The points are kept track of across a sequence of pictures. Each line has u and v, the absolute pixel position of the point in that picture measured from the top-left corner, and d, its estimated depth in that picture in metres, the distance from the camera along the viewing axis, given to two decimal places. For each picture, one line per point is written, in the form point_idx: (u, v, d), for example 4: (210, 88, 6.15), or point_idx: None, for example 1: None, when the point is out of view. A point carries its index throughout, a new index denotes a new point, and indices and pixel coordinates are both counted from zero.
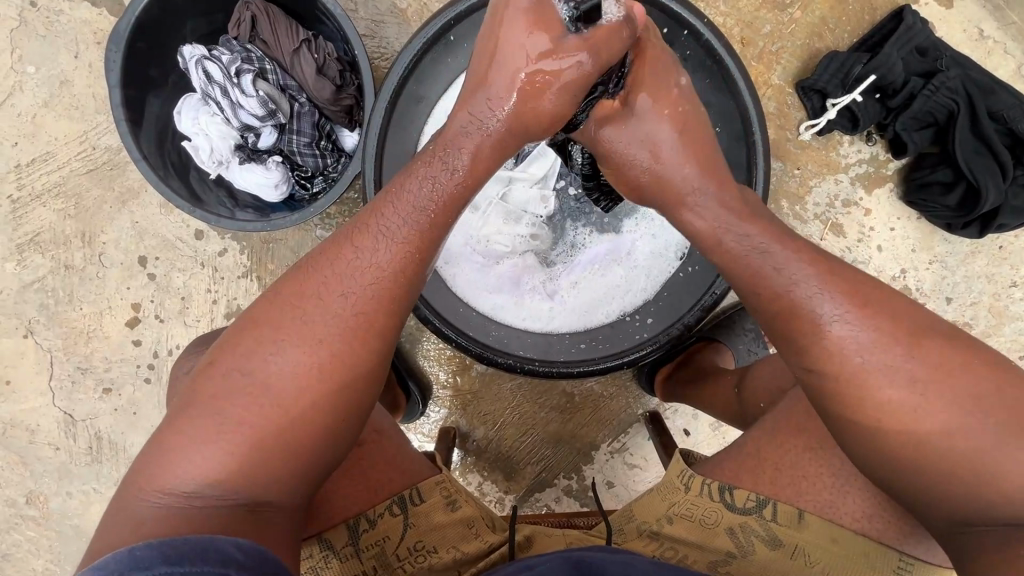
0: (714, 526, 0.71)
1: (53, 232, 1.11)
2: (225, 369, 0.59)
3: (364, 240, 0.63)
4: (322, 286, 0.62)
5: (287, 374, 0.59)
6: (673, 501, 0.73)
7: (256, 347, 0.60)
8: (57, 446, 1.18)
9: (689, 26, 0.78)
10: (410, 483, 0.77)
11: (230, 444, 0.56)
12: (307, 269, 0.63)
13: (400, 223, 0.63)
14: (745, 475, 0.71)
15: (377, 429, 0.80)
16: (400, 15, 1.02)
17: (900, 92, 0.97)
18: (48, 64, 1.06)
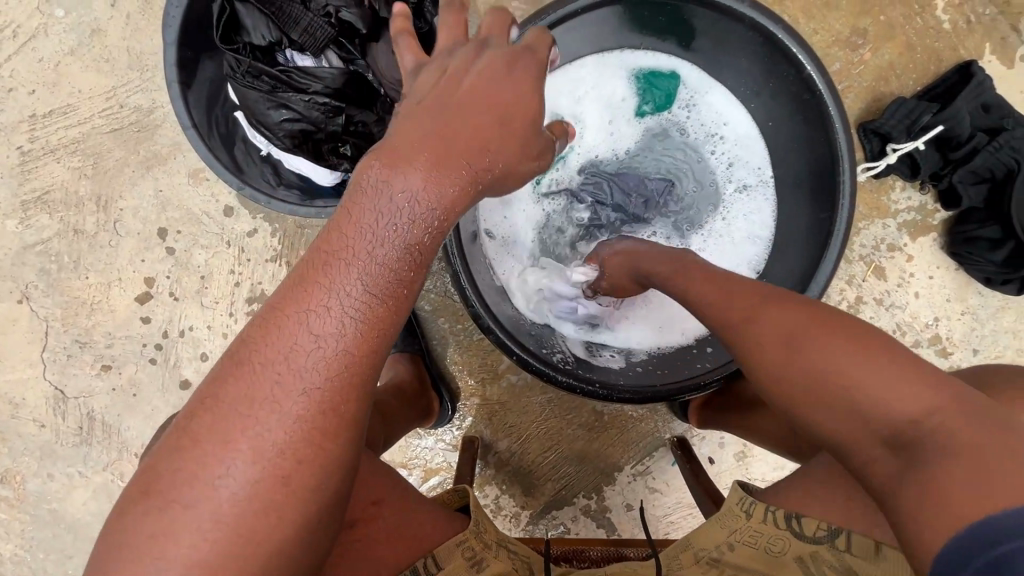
0: (782, 556, 0.67)
1: (64, 192, 1.02)
2: (167, 487, 0.43)
3: (336, 293, 0.47)
4: (287, 358, 0.45)
5: (244, 483, 0.43)
6: (734, 528, 0.71)
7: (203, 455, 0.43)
8: (42, 424, 1.08)
9: (793, 60, 0.77)
10: (421, 551, 0.65)
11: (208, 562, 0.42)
12: (262, 335, 0.46)
13: (347, 274, 0.47)
14: (811, 504, 0.69)
15: (374, 501, 0.70)
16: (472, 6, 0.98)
17: (964, 145, 0.98)
18: (80, 9, 0.97)
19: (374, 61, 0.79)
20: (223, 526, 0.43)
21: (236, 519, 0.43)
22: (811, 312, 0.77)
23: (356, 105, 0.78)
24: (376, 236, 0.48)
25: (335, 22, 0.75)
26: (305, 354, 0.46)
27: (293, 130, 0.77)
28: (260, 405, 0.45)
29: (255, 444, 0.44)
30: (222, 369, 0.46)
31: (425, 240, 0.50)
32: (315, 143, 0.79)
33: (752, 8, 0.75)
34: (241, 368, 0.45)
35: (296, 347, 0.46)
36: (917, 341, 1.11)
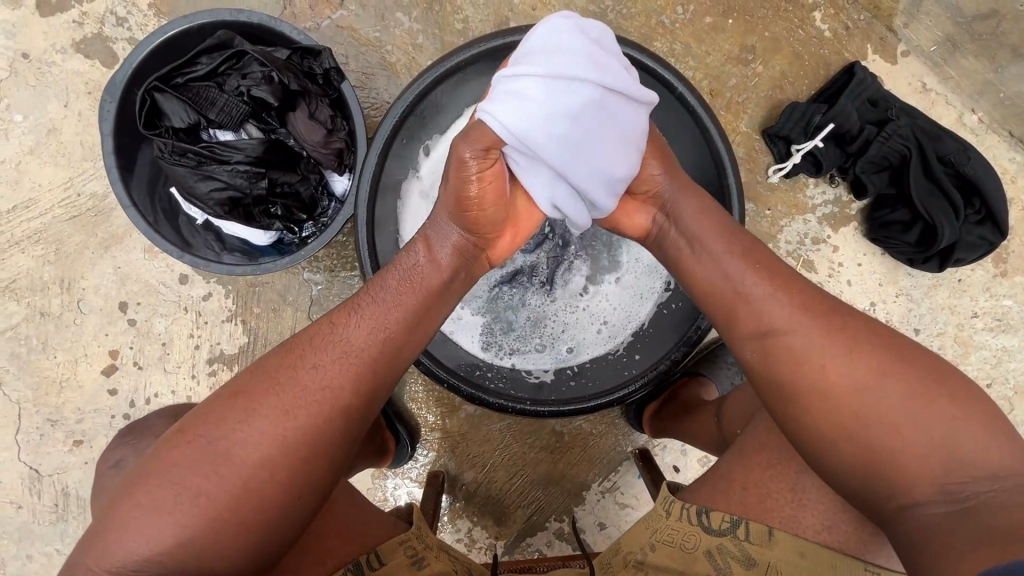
0: (694, 551, 0.70)
1: (30, 279, 1.09)
2: (199, 444, 0.61)
3: (343, 319, 0.69)
4: (299, 359, 0.66)
5: (252, 447, 0.61)
6: (656, 527, 0.72)
7: (225, 420, 0.62)
8: (19, 505, 1.11)
9: (665, 81, 0.87)
10: (366, 549, 0.73)
11: (208, 500, 0.59)
12: (289, 345, 0.68)
13: (357, 310, 0.70)
14: (715, 495, 0.72)
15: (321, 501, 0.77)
16: (389, 68, 1.07)
17: (857, 139, 1.04)
18: (36, 112, 1.07)
19: (292, 128, 0.86)
20: (220, 478, 0.59)
21: (239, 475, 0.60)
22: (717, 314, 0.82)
23: (279, 169, 0.86)
24: (385, 287, 0.72)
25: (248, 99, 0.83)
26: (316, 371, 0.65)
27: (222, 198, 0.84)
28: (275, 398, 0.63)
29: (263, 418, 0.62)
30: (255, 371, 0.66)
31: (413, 289, 0.72)
32: (245, 208, 0.86)
33: (617, 41, 0.86)
34: (270, 367, 0.66)
35: (311, 358, 0.66)
36: None
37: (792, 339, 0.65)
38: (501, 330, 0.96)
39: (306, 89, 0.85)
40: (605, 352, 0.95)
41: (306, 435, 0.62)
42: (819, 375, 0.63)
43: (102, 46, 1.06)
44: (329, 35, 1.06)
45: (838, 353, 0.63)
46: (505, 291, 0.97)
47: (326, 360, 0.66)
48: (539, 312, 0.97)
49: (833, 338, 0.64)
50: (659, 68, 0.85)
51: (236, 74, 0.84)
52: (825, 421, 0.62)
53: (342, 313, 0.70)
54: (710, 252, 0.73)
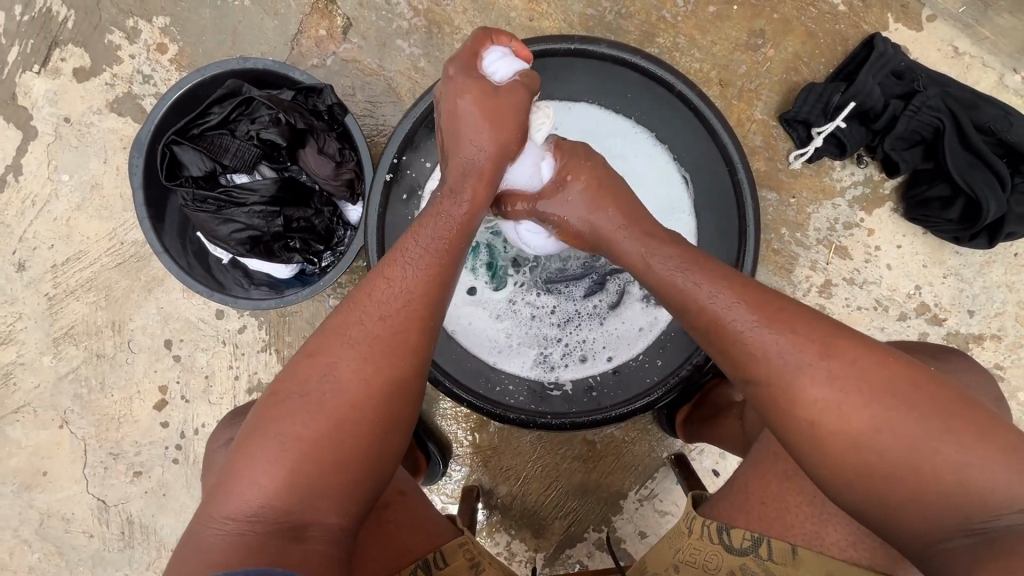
0: (716, 571, 0.67)
1: (85, 324, 1.17)
2: (280, 408, 0.63)
3: (396, 264, 0.69)
4: (365, 308, 0.67)
5: (337, 388, 0.63)
6: (678, 547, 0.69)
7: (314, 365, 0.64)
8: (90, 534, 1.20)
9: (663, 83, 0.86)
10: (433, 547, 0.75)
11: (307, 445, 0.61)
12: (354, 300, 0.68)
13: (419, 255, 0.70)
14: (738, 512, 0.69)
15: (400, 491, 0.81)
16: (394, 94, 1.09)
17: (883, 115, 0.98)
18: (80, 171, 1.16)
19: (303, 164, 0.90)
20: (317, 424, 0.62)
21: (335, 419, 0.62)
22: None
23: (293, 205, 0.90)
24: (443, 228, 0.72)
25: (259, 142, 0.87)
26: (386, 314, 0.66)
27: (243, 238, 0.88)
28: (331, 356, 0.64)
29: (338, 362, 0.64)
30: (327, 329, 0.66)
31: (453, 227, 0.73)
32: (266, 245, 0.90)
33: (610, 47, 0.84)
34: (345, 318, 0.67)
35: (375, 307, 0.67)
36: (903, 312, 1.08)
37: (836, 431, 0.57)
38: (549, 348, 0.94)
39: (313, 126, 0.89)
40: (627, 359, 0.93)
41: (393, 383, 0.65)
42: (893, 465, 0.55)
43: (132, 104, 1.14)
44: (335, 70, 1.10)
45: (917, 433, 0.54)
46: (542, 309, 0.95)
47: (376, 307, 0.67)
48: (563, 324, 0.95)
49: (901, 417, 0.55)
50: (658, 68, 0.84)
51: (246, 119, 0.88)
52: (914, 507, 0.54)
53: (395, 260, 0.70)
54: (687, 290, 0.66)
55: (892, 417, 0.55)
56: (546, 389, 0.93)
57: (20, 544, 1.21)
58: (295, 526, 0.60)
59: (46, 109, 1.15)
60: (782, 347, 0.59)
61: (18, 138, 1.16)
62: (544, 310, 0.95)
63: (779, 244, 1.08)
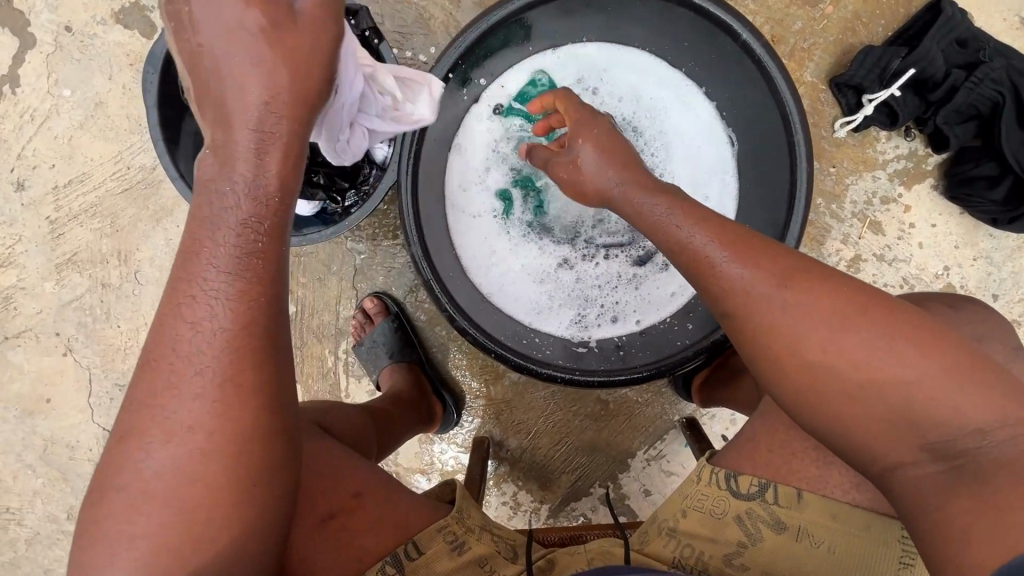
0: (722, 516, 0.70)
1: (90, 251, 1.13)
2: (115, 500, 0.50)
3: (197, 301, 0.51)
4: (181, 361, 0.51)
5: (167, 462, 0.50)
6: (686, 494, 0.71)
7: (131, 446, 0.50)
8: (96, 462, 1.20)
9: (730, 32, 0.78)
10: (405, 535, 0.69)
11: (163, 531, 0.50)
12: (158, 353, 0.51)
13: (216, 291, 0.51)
14: (747, 462, 0.71)
15: (355, 492, 0.71)
16: (426, 26, 1.02)
17: (941, 85, 0.94)
18: (83, 87, 1.08)
19: None
20: (167, 514, 0.50)
21: (189, 476, 0.50)
22: None
23: None
24: (216, 254, 0.52)
25: None
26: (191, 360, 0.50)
27: None
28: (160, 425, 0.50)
29: (170, 434, 0.50)
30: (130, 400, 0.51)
31: (265, 213, 0.52)
32: None
33: None
34: (155, 370, 0.51)
35: (179, 357, 0.50)
36: (928, 293, 1.07)
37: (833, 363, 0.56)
38: (585, 308, 0.93)
39: None
40: (655, 323, 0.92)
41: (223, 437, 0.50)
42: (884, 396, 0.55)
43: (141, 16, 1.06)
44: None
45: (897, 359, 0.55)
46: (585, 272, 0.94)
47: (213, 348, 0.51)
48: (601, 286, 0.93)
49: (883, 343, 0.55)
50: (724, 13, 0.75)
51: None
52: (896, 436, 0.56)
53: (176, 292, 0.52)
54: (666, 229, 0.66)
55: (880, 351, 0.55)
56: (571, 344, 0.92)
57: (24, 469, 1.21)
58: None
59: (45, 15, 1.07)
60: (759, 289, 0.59)
61: (15, 46, 1.07)
62: (582, 271, 0.93)
63: (813, 215, 1.06)
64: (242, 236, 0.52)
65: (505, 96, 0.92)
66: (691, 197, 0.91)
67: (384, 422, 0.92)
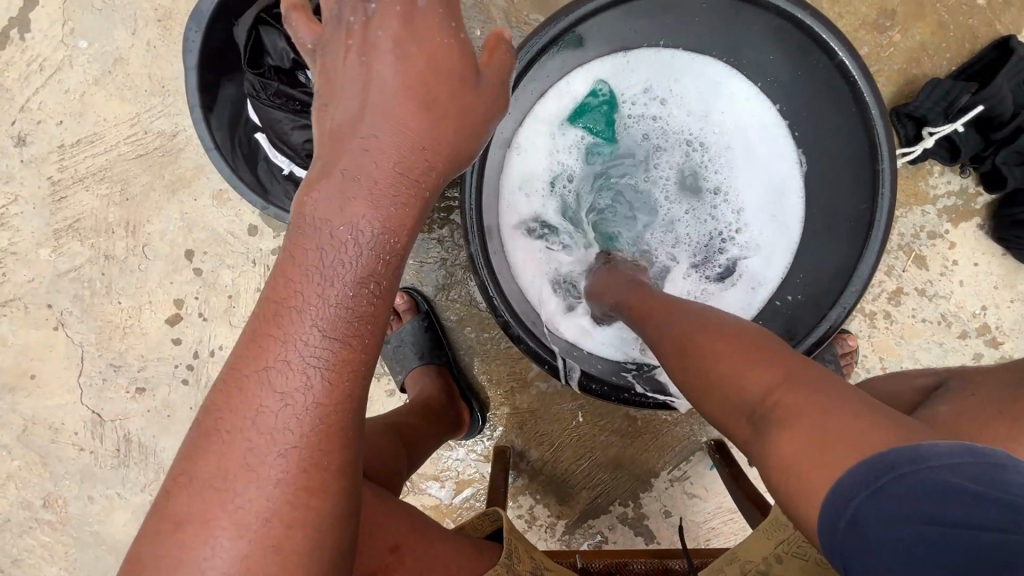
0: (831, 564, 0.67)
1: (94, 219, 1.04)
2: (163, 562, 0.44)
3: (292, 342, 0.47)
4: (257, 405, 0.46)
5: (230, 527, 0.44)
6: (783, 540, 0.71)
7: (195, 502, 0.45)
8: (81, 448, 1.10)
9: (829, 52, 0.73)
10: None
11: None
12: (230, 396, 0.47)
13: (311, 327, 0.47)
14: None
15: (394, 547, 0.62)
16: (485, 11, 0.96)
17: (1008, 125, 0.93)
18: (102, 40, 0.99)
19: None
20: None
21: (258, 544, 0.44)
22: (851, 310, 0.73)
23: None
24: (327, 290, 0.48)
25: None
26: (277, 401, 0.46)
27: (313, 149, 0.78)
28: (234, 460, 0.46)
29: (242, 493, 0.45)
30: (199, 443, 0.46)
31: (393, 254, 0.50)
32: None
33: None
34: (223, 413, 0.46)
35: (262, 399, 0.46)
36: (965, 331, 1.06)
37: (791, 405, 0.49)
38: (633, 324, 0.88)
39: None
40: None
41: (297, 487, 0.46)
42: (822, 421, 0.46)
43: None
44: None
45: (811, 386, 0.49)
46: None
47: (310, 384, 0.47)
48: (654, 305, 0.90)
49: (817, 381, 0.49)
50: (824, 29, 0.71)
51: None
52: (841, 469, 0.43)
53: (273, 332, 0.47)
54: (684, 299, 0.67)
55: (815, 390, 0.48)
56: (623, 369, 0.85)
57: None
58: None
59: None
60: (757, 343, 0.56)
61: None
62: None
63: None
64: (358, 271, 0.49)
65: (571, 97, 0.87)
66: (757, 216, 0.90)
67: (410, 442, 0.83)
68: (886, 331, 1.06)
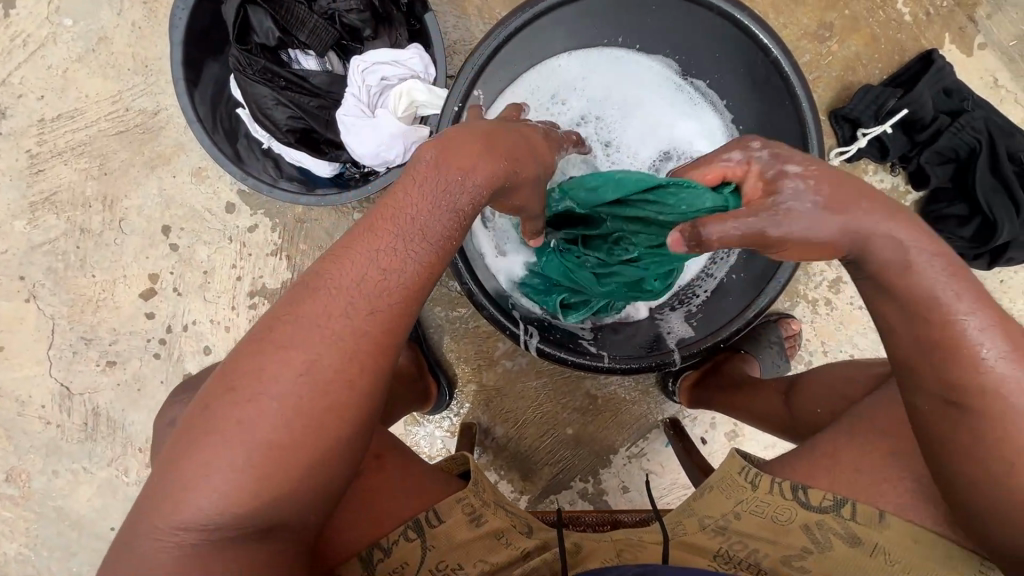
0: (787, 522, 0.68)
1: (72, 193, 1.06)
2: (245, 381, 0.54)
3: (387, 254, 0.58)
4: (346, 288, 0.57)
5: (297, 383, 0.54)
6: (741, 499, 0.70)
7: (282, 349, 0.55)
8: (48, 421, 1.11)
9: (765, 51, 0.81)
10: (427, 504, 0.69)
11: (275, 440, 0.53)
12: (329, 273, 0.57)
13: (398, 243, 0.58)
14: (818, 474, 0.68)
15: (376, 454, 0.72)
16: (459, 7, 1.03)
17: (928, 128, 1.03)
18: (87, 19, 1.03)
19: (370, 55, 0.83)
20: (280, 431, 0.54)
21: (311, 407, 0.54)
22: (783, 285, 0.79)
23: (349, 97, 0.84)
24: (416, 223, 0.59)
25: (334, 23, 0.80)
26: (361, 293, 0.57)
27: (293, 122, 0.82)
28: (315, 330, 0.55)
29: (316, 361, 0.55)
30: (298, 299, 0.57)
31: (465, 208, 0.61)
32: (314, 135, 0.83)
33: None
34: (321, 286, 0.57)
35: (351, 289, 0.57)
36: None
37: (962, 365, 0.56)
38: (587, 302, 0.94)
39: (391, 16, 0.82)
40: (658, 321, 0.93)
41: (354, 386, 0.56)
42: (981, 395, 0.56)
43: None
44: None
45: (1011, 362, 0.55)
46: None
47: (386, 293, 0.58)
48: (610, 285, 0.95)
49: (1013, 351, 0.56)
50: (759, 29, 0.79)
51: None
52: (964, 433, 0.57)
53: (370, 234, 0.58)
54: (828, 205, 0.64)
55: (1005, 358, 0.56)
56: (579, 337, 0.90)
57: None
58: (258, 528, 0.54)
59: None
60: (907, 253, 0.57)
61: None
62: None
63: None
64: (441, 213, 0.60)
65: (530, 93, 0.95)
66: None
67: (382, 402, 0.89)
68: (826, 316, 1.15)
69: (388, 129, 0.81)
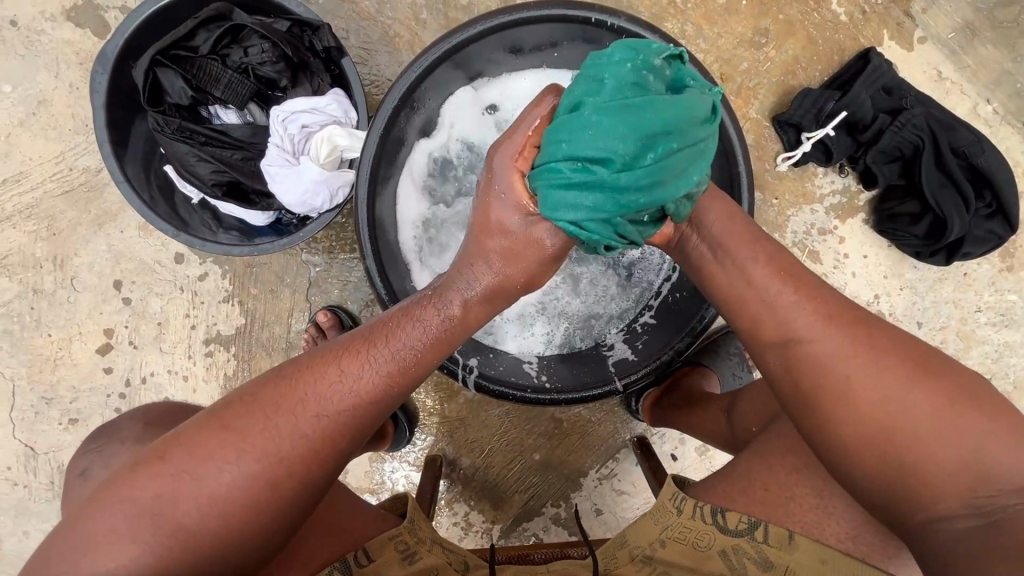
0: (707, 550, 0.69)
1: (22, 255, 1.07)
2: (188, 459, 0.59)
3: (346, 366, 0.65)
4: (300, 399, 0.63)
5: (241, 477, 0.59)
6: (667, 525, 0.71)
7: (230, 441, 0.60)
8: (15, 482, 1.11)
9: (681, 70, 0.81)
10: (353, 546, 0.70)
11: (191, 529, 0.57)
12: (290, 379, 0.64)
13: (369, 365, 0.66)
14: (734, 496, 0.70)
15: None
16: (391, 43, 1.03)
17: (870, 127, 1.02)
18: (26, 83, 1.04)
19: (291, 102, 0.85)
20: (200, 519, 0.58)
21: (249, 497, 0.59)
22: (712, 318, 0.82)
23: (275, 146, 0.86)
24: (384, 344, 0.67)
25: (251, 76, 0.82)
26: (313, 401, 0.63)
27: (220, 178, 0.82)
28: (263, 426, 0.61)
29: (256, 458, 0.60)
30: (260, 390, 0.63)
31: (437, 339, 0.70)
32: (244, 187, 0.84)
33: (628, 21, 0.78)
34: (280, 393, 0.63)
35: (308, 397, 0.63)
36: None
37: (882, 398, 0.59)
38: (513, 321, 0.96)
39: (308, 63, 0.83)
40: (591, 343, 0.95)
41: (280, 484, 0.60)
42: (910, 424, 0.58)
43: (93, 14, 1.03)
44: (329, 8, 1.02)
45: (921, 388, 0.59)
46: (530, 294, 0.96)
47: (339, 405, 0.64)
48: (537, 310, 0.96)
49: (926, 384, 0.59)
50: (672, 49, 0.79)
51: (237, 48, 0.81)
52: (892, 456, 0.58)
53: (347, 359, 0.65)
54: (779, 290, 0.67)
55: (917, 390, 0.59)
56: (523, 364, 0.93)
57: None
58: None
59: None
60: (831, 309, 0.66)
61: None
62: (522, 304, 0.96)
63: None
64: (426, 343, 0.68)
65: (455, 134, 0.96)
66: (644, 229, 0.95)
67: None
68: None
69: (311, 176, 0.81)
